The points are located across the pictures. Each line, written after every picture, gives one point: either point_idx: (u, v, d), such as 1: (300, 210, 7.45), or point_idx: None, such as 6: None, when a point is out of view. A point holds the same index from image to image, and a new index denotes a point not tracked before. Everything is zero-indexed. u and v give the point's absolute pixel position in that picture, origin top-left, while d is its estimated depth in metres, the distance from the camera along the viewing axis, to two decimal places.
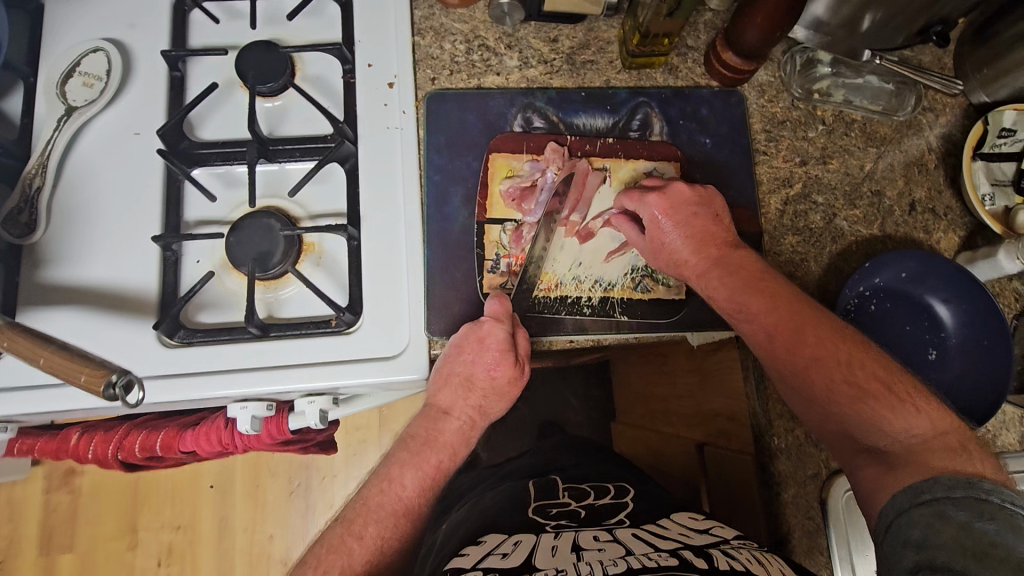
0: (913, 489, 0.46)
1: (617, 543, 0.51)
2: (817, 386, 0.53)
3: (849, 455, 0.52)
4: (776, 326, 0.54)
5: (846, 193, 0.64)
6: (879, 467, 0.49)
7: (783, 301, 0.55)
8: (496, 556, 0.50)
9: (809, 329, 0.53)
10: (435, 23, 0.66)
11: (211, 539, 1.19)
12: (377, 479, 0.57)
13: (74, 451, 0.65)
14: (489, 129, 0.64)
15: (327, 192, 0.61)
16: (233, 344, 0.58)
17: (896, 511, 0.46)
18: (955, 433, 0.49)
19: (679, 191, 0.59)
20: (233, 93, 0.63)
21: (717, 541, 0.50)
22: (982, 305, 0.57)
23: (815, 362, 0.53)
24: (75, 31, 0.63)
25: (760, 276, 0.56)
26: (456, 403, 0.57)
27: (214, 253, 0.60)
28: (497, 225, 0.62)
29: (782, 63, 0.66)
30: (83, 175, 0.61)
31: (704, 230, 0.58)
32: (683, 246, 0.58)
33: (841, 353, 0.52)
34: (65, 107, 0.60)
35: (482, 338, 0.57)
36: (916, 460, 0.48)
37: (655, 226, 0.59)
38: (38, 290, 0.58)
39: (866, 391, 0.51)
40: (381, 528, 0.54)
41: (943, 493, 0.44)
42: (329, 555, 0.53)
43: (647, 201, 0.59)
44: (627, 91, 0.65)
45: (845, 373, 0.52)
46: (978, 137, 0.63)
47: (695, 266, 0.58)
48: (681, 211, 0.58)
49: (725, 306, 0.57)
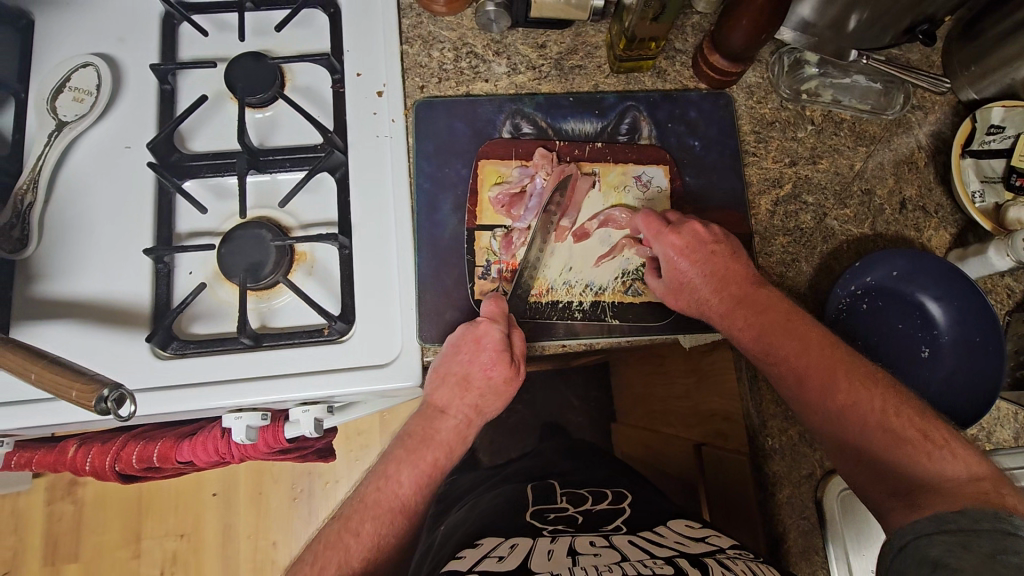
0: (938, 515, 0.44)
1: (613, 549, 0.51)
2: (850, 429, 0.52)
3: (879, 500, 0.49)
4: (808, 370, 0.54)
5: (837, 193, 0.64)
6: (908, 509, 0.47)
7: (814, 346, 0.54)
8: (492, 560, 0.50)
9: (840, 373, 0.53)
10: (423, 31, 0.66)
11: (215, 546, 1.19)
12: (374, 477, 0.57)
13: (72, 463, 0.66)
14: (477, 136, 0.65)
15: (317, 201, 0.62)
16: (226, 354, 0.58)
17: (914, 533, 0.44)
18: (993, 479, 0.46)
19: (698, 231, 0.60)
20: (224, 104, 0.63)
21: (713, 549, 0.50)
22: (973, 303, 0.57)
23: (846, 406, 0.52)
24: (66, 47, 0.64)
25: (790, 318, 0.56)
26: (453, 402, 0.57)
27: (206, 265, 0.60)
28: (487, 231, 0.63)
29: (771, 63, 0.66)
30: (75, 190, 0.61)
31: (725, 269, 0.59)
32: (704, 285, 0.59)
33: (872, 397, 0.51)
34: (56, 122, 0.61)
35: (479, 337, 0.57)
36: (948, 500, 0.45)
37: (674, 263, 0.59)
38: (32, 305, 0.59)
39: (897, 437, 0.50)
40: (377, 524, 0.55)
41: (969, 523, 0.42)
42: (326, 551, 0.54)
43: (663, 237, 0.60)
44: (615, 95, 0.66)
45: (877, 418, 0.51)
46: (966, 134, 0.63)
47: (720, 307, 0.59)
48: (699, 251, 0.59)
49: (751, 347, 0.57)
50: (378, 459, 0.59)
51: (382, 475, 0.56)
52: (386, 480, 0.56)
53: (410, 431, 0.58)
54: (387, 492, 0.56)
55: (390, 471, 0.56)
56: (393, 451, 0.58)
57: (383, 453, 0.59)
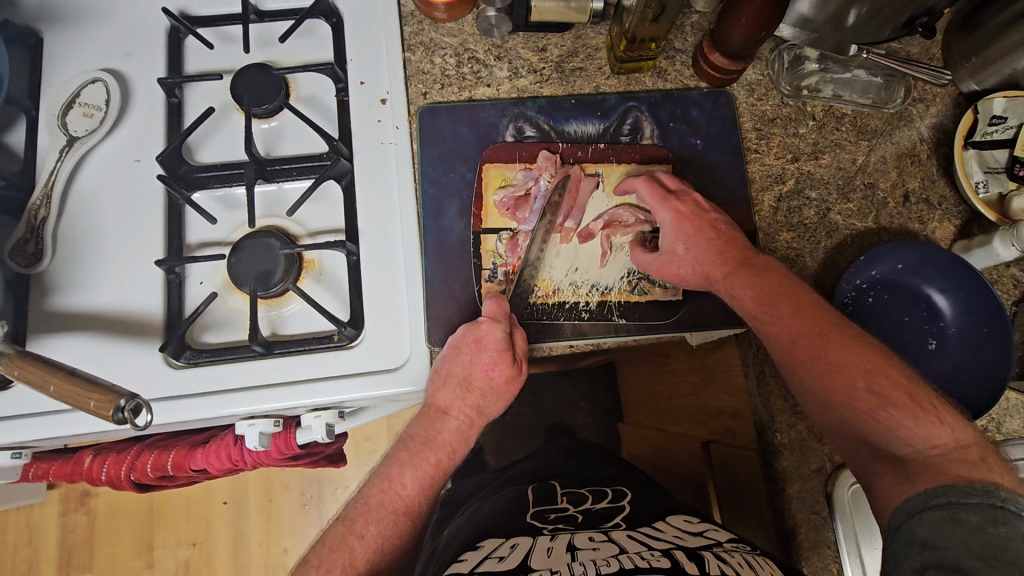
0: (927, 491, 0.44)
1: (611, 543, 0.52)
2: (840, 392, 0.51)
3: (867, 464, 0.50)
4: (800, 331, 0.53)
5: (840, 187, 0.65)
6: (897, 476, 0.47)
7: (806, 307, 0.54)
8: (493, 560, 0.51)
9: (832, 334, 0.52)
10: (425, 38, 0.66)
11: (227, 554, 1.20)
12: (377, 479, 0.57)
13: (87, 473, 0.67)
14: (481, 141, 0.65)
15: (323, 209, 0.63)
16: (238, 362, 0.59)
17: (907, 513, 0.44)
18: (978, 447, 0.46)
19: (697, 202, 0.61)
20: (230, 115, 0.64)
21: (710, 543, 0.51)
22: (979, 293, 0.57)
23: (838, 367, 0.51)
24: (74, 63, 0.65)
25: (784, 281, 0.56)
26: (455, 403, 0.58)
27: (216, 274, 0.61)
28: (493, 234, 0.63)
29: (771, 60, 0.67)
30: (87, 203, 0.62)
31: (726, 236, 0.59)
32: (703, 250, 0.59)
33: (861, 360, 0.51)
34: (67, 137, 0.62)
35: (481, 338, 0.58)
36: (935, 472, 0.45)
37: (674, 231, 0.60)
38: (47, 318, 0.60)
39: (886, 399, 0.49)
40: (381, 527, 0.55)
41: (957, 498, 0.43)
42: (331, 554, 0.53)
43: (667, 203, 0.60)
44: (616, 96, 0.66)
45: (865, 380, 0.50)
46: (968, 126, 0.63)
47: (719, 271, 0.58)
48: (701, 219, 0.60)
49: (749, 308, 0.56)
50: (378, 463, 0.59)
51: (384, 476, 0.57)
52: (387, 482, 0.56)
53: (409, 433, 0.58)
54: (385, 493, 0.56)
55: (391, 472, 0.57)
56: (394, 453, 0.58)
57: (384, 455, 0.59)
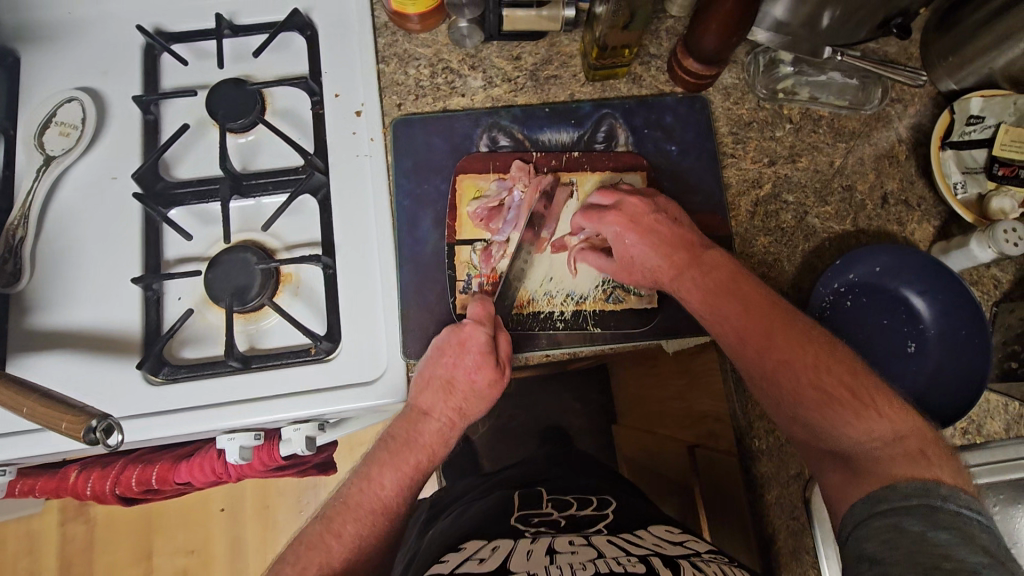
0: (872, 496, 0.45)
1: (591, 547, 0.52)
2: (787, 390, 0.51)
3: (817, 460, 0.50)
4: (746, 330, 0.53)
5: (817, 190, 0.64)
6: (843, 474, 0.47)
7: (752, 305, 0.53)
8: (473, 561, 0.51)
9: (778, 332, 0.52)
10: (399, 49, 0.66)
11: (224, 561, 1.20)
12: (356, 479, 0.57)
13: (72, 487, 0.67)
14: (455, 151, 0.65)
15: (300, 223, 0.63)
16: (216, 377, 0.59)
17: (854, 520, 0.45)
18: (918, 438, 0.46)
19: (637, 206, 0.59)
20: (206, 131, 0.64)
21: (688, 552, 0.50)
22: (958, 296, 0.57)
23: (784, 365, 0.51)
24: (51, 83, 0.65)
25: (732, 277, 0.55)
26: (438, 405, 0.58)
27: (194, 290, 0.61)
28: (467, 245, 0.63)
29: (746, 64, 0.66)
30: (65, 222, 0.62)
31: (672, 239, 0.58)
32: (651, 254, 0.58)
33: (805, 357, 0.50)
34: (43, 156, 0.63)
35: (464, 340, 0.58)
36: (876, 469, 0.46)
37: (623, 243, 0.59)
38: (27, 338, 0.60)
39: (830, 395, 0.49)
40: (359, 526, 0.54)
41: (901, 502, 0.43)
42: (308, 552, 0.52)
43: (606, 220, 0.60)
44: (591, 103, 0.66)
45: (809, 377, 0.50)
46: (945, 127, 0.63)
47: (668, 271, 0.58)
48: (643, 224, 0.58)
49: (699, 309, 0.56)
50: (358, 465, 0.58)
51: (364, 475, 0.56)
52: (366, 483, 0.56)
53: (389, 433, 0.58)
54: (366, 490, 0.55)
55: (371, 472, 0.56)
56: (375, 453, 0.57)
57: (365, 457, 0.59)
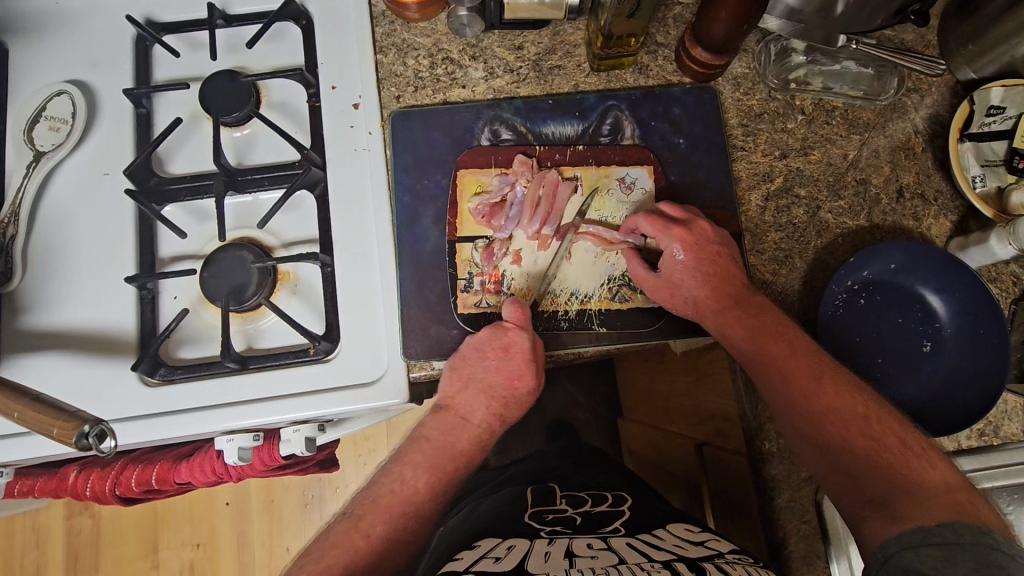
0: (926, 527, 0.43)
1: (610, 551, 0.50)
2: (832, 435, 0.51)
3: (853, 507, 0.48)
4: (790, 372, 0.53)
5: (830, 184, 0.62)
6: (883, 520, 0.46)
7: (798, 347, 0.54)
8: (489, 560, 0.49)
9: (824, 376, 0.52)
10: (397, 39, 0.64)
11: (230, 554, 1.20)
12: (386, 480, 0.55)
13: (73, 488, 0.66)
14: (456, 145, 0.63)
15: (298, 220, 0.61)
16: (212, 378, 0.58)
17: (900, 544, 0.43)
18: (966, 491, 0.46)
19: (705, 230, 0.58)
20: (199, 125, 0.63)
21: (712, 554, 0.49)
22: (978, 295, 0.55)
23: (829, 409, 0.51)
24: (41, 76, 0.64)
25: (777, 321, 0.56)
26: (479, 410, 0.57)
27: (190, 289, 0.60)
28: (468, 242, 0.62)
29: (757, 53, 0.64)
30: (58, 219, 0.61)
31: (726, 272, 0.58)
32: (700, 284, 0.58)
33: (850, 404, 0.51)
34: (33, 152, 0.61)
35: (507, 345, 0.57)
36: (922, 513, 0.44)
37: (674, 262, 0.58)
38: (21, 337, 0.59)
39: (877, 444, 0.49)
40: (388, 527, 0.51)
41: (955, 538, 0.42)
42: (332, 549, 0.50)
43: (670, 231, 0.58)
44: (596, 94, 0.64)
45: (859, 423, 0.50)
46: (964, 118, 0.60)
47: (712, 305, 0.58)
48: (705, 250, 0.57)
49: (741, 346, 0.56)
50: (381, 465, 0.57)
51: (389, 474, 0.55)
52: (394, 479, 0.55)
53: (422, 432, 0.57)
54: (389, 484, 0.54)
55: (398, 470, 0.55)
56: (404, 451, 0.57)
57: (390, 456, 0.58)
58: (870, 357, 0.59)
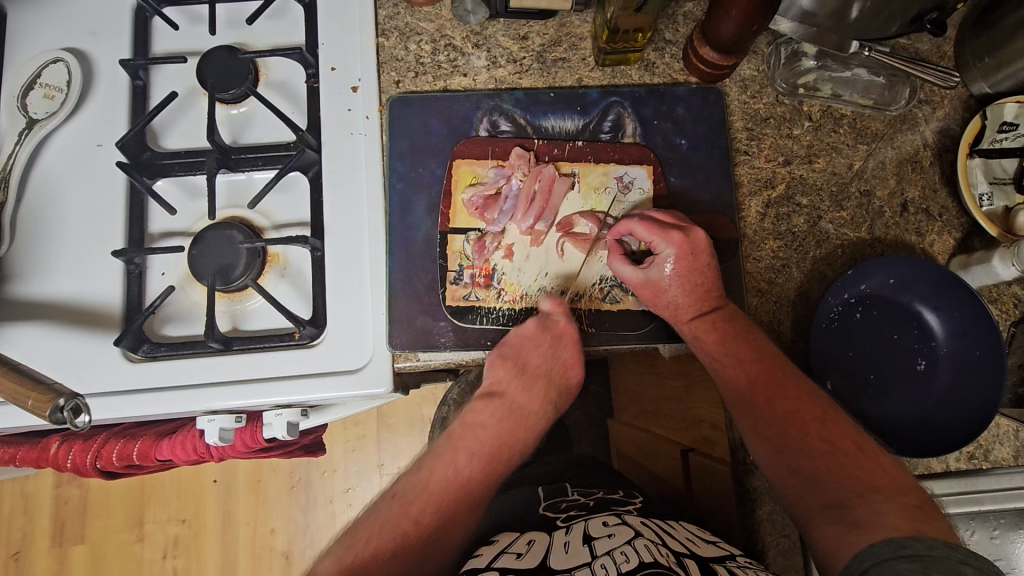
0: (896, 541, 0.42)
1: (626, 526, 0.54)
2: (794, 441, 0.52)
3: (810, 514, 0.49)
4: (758, 377, 0.54)
5: (833, 194, 0.61)
6: (840, 526, 0.46)
7: (767, 354, 0.54)
8: (511, 557, 0.52)
9: (789, 383, 0.53)
10: (399, 23, 0.63)
11: (216, 531, 1.21)
12: (428, 468, 0.56)
13: (53, 460, 0.65)
14: (453, 135, 0.62)
15: (290, 201, 0.61)
16: (196, 357, 0.57)
17: (872, 559, 0.42)
18: (917, 495, 0.47)
19: (701, 239, 0.57)
20: (196, 100, 0.62)
21: (724, 556, 0.50)
22: (974, 315, 0.54)
23: (791, 414, 0.52)
24: (39, 42, 0.63)
25: (749, 328, 0.56)
26: (535, 400, 0.60)
27: (178, 266, 0.59)
28: (460, 234, 0.61)
29: (766, 55, 0.63)
30: (49, 188, 0.60)
31: (708, 281, 0.57)
32: (680, 290, 0.57)
33: (811, 410, 0.52)
34: (26, 120, 0.60)
35: (561, 333, 0.58)
36: (879, 521, 0.45)
37: (664, 265, 0.56)
38: (6, 306, 0.59)
39: (835, 449, 0.50)
40: (438, 511, 0.52)
41: (926, 550, 0.41)
42: (383, 530, 0.50)
43: (669, 236, 0.56)
44: (599, 90, 0.63)
45: (819, 428, 0.51)
46: (975, 133, 0.59)
47: (689, 312, 0.57)
48: (697, 260, 0.56)
49: (712, 351, 0.56)
50: (430, 450, 0.59)
51: (443, 457, 0.56)
52: (446, 462, 0.56)
53: (474, 419, 0.59)
54: (437, 463, 0.56)
55: (452, 455, 0.56)
56: (455, 436, 0.58)
57: (440, 439, 0.59)
58: (862, 373, 0.58)
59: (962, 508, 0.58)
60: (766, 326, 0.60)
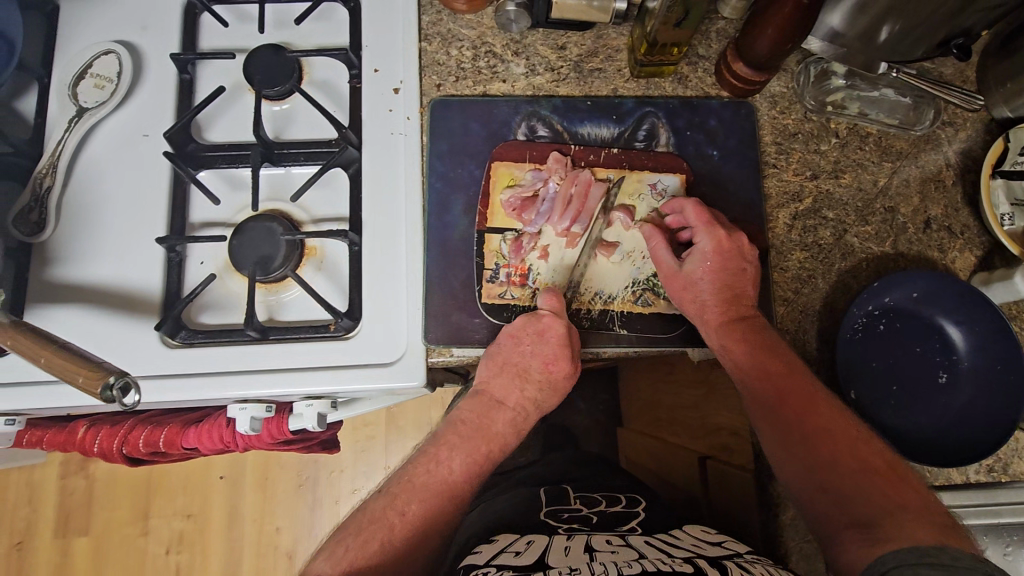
0: (922, 547, 0.43)
1: (630, 547, 0.53)
2: (822, 457, 0.52)
3: (834, 530, 0.49)
4: (787, 392, 0.55)
5: (858, 209, 0.63)
6: (865, 540, 0.47)
7: (798, 371, 0.56)
8: (509, 556, 0.53)
9: (819, 401, 0.54)
10: (442, 29, 0.65)
11: (221, 527, 1.20)
12: (423, 459, 0.58)
13: (80, 443, 0.66)
14: (492, 138, 0.64)
15: (329, 195, 0.62)
16: (232, 345, 0.58)
17: (896, 560, 0.43)
18: (945, 515, 0.47)
19: (741, 241, 0.59)
20: (241, 95, 0.63)
21: (730, 553, 0.51)
22: (995, 330, 0.55)
23: (819, 430, 0.53)
24: (89, 34, 0.65)
25: (777, 345, 0.57)
26: (513, 394, 0.59)
27: (217, 256, 0.60)
28: (497, 234, 0.62)
29: (796, 73, 0.65)
30: (94, 174, 0.62)
31: (737, 290, 0.59)
32: (712, 294, 0.59)
33: (840, 427, 0.53)
34: (76, 107, 0.62)
35: (542, 330, 0.58)
36: (907, 534, 0.45)
37: (699, 258, 0.59)
38: (47, 289, 0.60)
39: (864, 467, 0.51)
40: (423, 505, 0.55)
41: (950, 560, 0.41)
42: (371, 525, 0.54)
43: (712, 230, 0.59)
44: (634, 100, 0.64)
45: (849, 446, 0.52)
46: (997, 155, 0.60)
47: (717, 314, 0.59)
48: (729, 259, 0.58)
49: (739, 358, 0.57)
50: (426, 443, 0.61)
51: (428, 454, 0.58)
52: (432, 459, 0.58)
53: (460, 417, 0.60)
54: (462, 428, 0.59)
55: (438, 450, 0.58)
56: (442, 436, 0.59)
57: (432, 436, 0.61)
58: (885, 384, 0.59)
59: (979, 521, 0.59)
60: (792, 336, 0.61)
